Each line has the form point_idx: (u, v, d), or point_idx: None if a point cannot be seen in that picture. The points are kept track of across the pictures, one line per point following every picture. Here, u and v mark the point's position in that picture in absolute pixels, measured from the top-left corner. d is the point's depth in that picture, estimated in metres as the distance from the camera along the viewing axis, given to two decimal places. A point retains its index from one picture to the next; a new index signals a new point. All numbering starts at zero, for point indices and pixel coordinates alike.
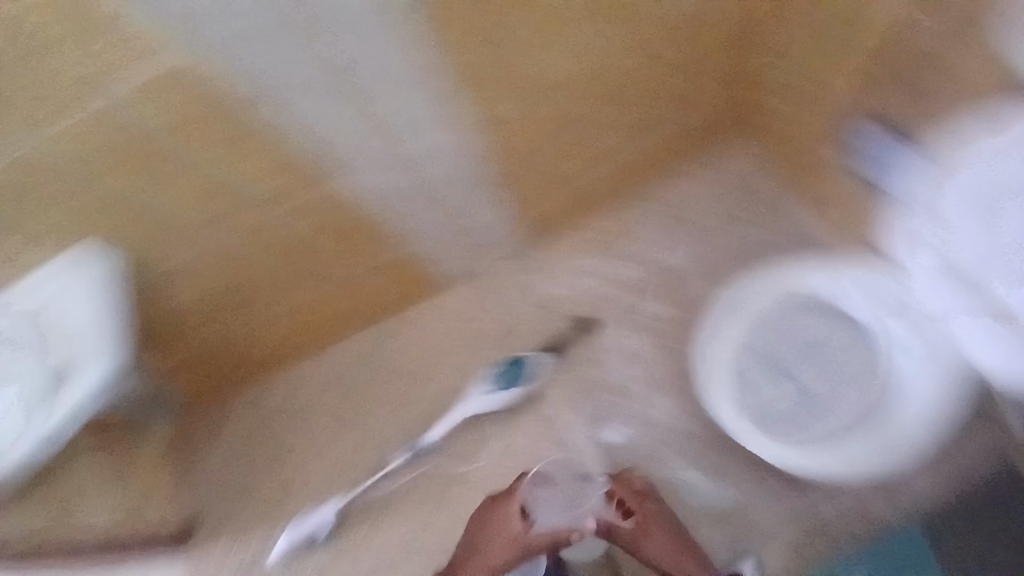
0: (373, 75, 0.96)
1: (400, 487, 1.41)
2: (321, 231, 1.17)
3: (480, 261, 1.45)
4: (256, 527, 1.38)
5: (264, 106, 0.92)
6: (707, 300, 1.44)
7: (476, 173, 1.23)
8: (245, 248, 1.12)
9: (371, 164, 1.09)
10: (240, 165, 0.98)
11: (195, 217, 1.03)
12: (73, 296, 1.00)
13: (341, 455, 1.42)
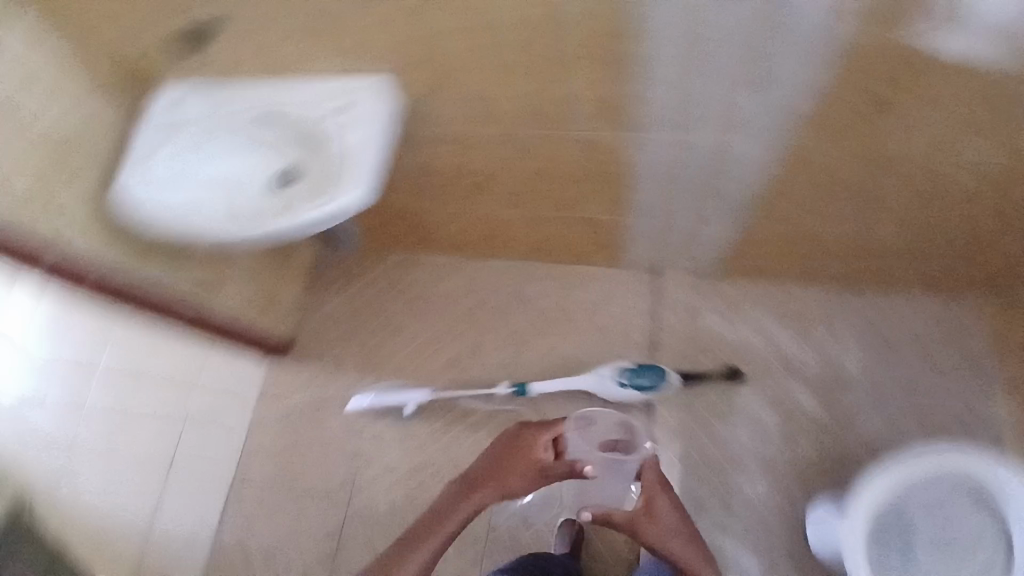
0: (703, 85, 0.87)
1: (480, 412, 1.39)
2: (564, 175, 1.13)
3: (668, 264, 1.39)
4: (345, 369, 1.47)
5: (578, 63, 0.87)
6: (861, 420, 1.30)
7: (732, 198, 1.13)
8: (493, 155, 1.10)
9: (637, 166, 1.06)
10: (524, 93, 0.94)
11: (462, 119, 1.01)
12: (355, 122, 0.93)
13: (445, 353, 1.45)
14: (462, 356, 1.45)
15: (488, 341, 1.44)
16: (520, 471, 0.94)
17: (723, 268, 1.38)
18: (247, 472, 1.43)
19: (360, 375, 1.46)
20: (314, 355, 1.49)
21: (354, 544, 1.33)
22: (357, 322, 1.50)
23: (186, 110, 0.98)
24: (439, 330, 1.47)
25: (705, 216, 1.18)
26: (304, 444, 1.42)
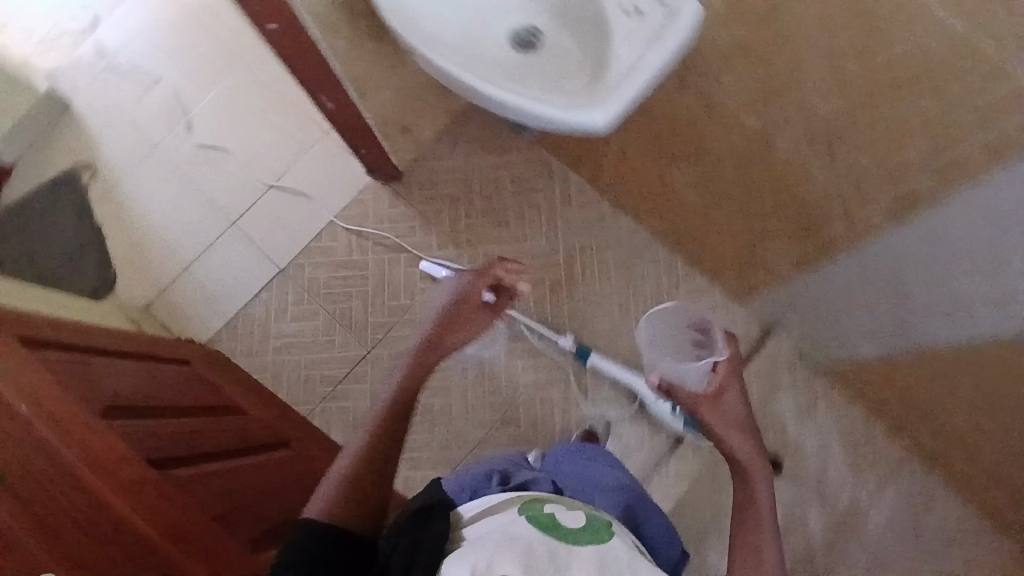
0: (967, 214, 0.74)
1: (528, 345, 1.33)
2: (771, 204, 0.99)
3: (794, 331, 1.29)
4: (433, 228, 1.39)
5: (869, 118, 0.73)
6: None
7: (905, 326, 1.00)
8: (720, 148, 0.95)
9: (844, 242, 0.95)
10: (792, 115, 0.80)
11: (712, 103, 0.87)
12: (630, 31, 0.74)
13: (531, 273, 1.37)
14: (542, 285, 1.36)
15: (577, 287, 1.36)
16: (480, 323, 0.88)
17: (834, 367, 1.27)
18: (301, 265, 1.40)
19: (445, 244, 1.39)
20: (414, 198, 1.41)
21: (357, 385, 1.33)
22: (471, 190, 1.40)
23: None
24: (540, 249, 1.38)
25: (867, 324, 1.09)
26: (364, 271, 1.39)
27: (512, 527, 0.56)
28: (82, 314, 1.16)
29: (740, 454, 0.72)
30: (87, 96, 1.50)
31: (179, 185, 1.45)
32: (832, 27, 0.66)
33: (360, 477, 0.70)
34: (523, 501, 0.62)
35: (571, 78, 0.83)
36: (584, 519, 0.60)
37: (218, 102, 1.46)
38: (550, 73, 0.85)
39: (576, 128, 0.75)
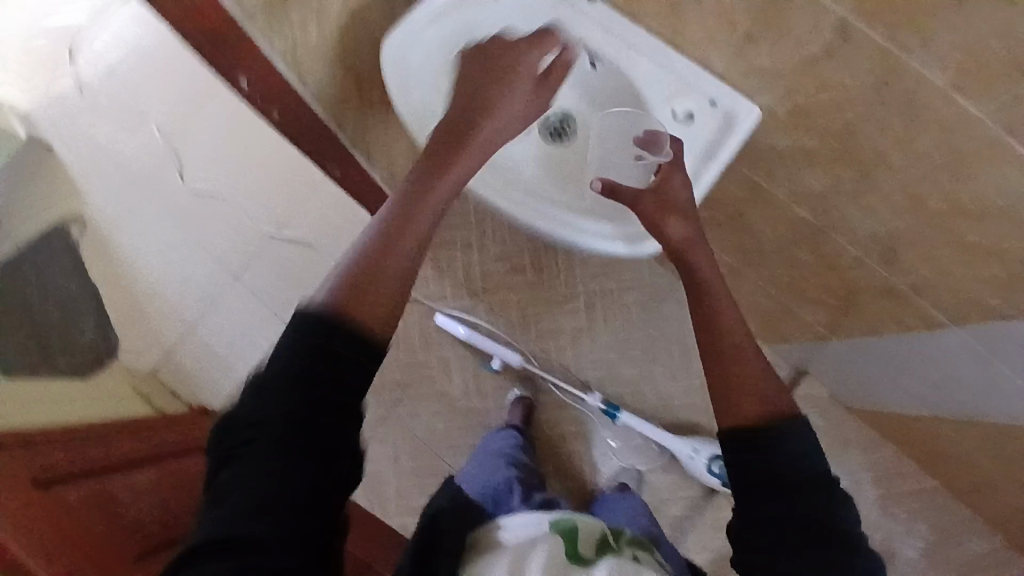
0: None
1: (551, 399, 1.28)
2: (813, 283, 0.92)
3: (826, 382, 1.24)
4: (445, 279, 1.32)
5: (934, 229, 0.66)
6: None
7: (950, 402, 0.94)
8: (763, 228, 0.88)
9: (890, 323, 0.88)
10: (848, 213, 0.72)
11: (758, 189, 0.80)
12: (681, 140, 0.71)
13: (551, 326, 1.31)
14: (562, 334, 1.30)
15: (599, 335, 1.30)
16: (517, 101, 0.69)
17: (868, 413, 1.22)
18: None
19: (459, 293, 1.32)
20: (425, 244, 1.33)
21: (383, 446, 1.30)
22: (483, 234, 1.31)
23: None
24: (559, 294, 1.31)
25: (903, 393, 1.04)
26: None
27: (534, 540, 0.74)
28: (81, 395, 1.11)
29: (679, 238, 0.70)
30: (64, 137, 1.35)
31: (173, 238, 1.34)
32: (911, 140, 0.59)
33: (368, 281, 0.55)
34: (552, 516, 0.79)
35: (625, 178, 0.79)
36: (599, 531, 0.76)
37: (208, 143, 1.33)
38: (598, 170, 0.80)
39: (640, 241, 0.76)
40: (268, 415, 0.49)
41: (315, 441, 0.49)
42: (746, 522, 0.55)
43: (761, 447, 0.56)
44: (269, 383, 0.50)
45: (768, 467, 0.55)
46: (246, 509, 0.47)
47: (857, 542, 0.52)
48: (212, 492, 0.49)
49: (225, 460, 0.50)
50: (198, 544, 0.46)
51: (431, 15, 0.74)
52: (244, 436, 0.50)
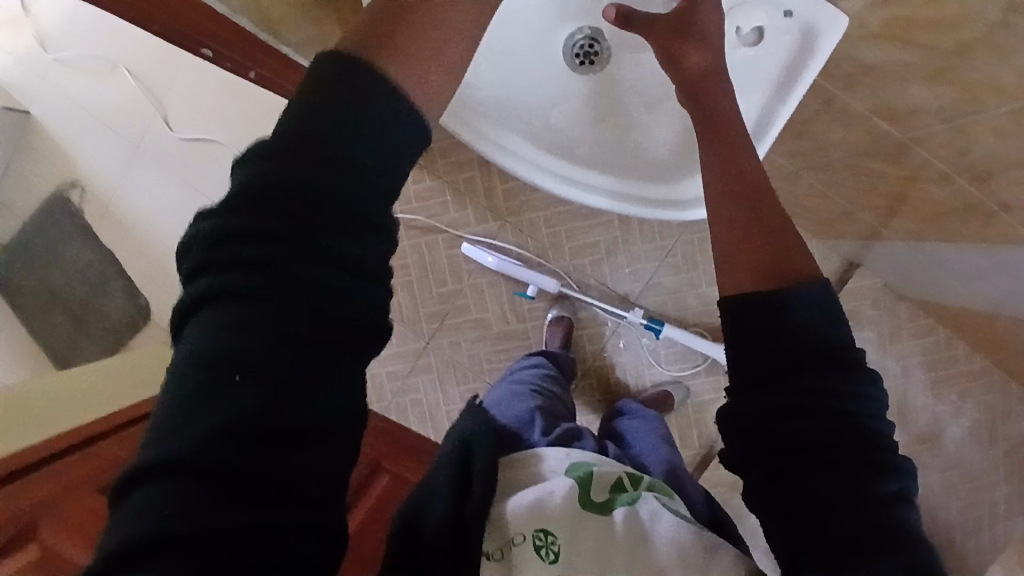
0: None
1: (591, 315, 1.24)
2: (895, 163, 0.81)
3: (886, 271, 1.16)
4: (468, 200, 1.24)
5: None
6: (929, 501, 1.22)
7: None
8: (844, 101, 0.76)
9: (979, 200, 0.76)
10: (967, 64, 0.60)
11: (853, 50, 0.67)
12: (753, 64, 0.70)
13: (583, 239, 1.23)
14: (595, 249, 1.22)
15: (635, 245, 1.22)
16: None
17: (920, 300, 1.16)
18: None
19: (482, 217, 1.24)
20: (439, 167, 1.24)
21: (423, 376, 1.29)
22: None
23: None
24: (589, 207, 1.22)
25: (972, 280, 0.95)
26: (404, 259, 1.27)
27: (552, 483, 0.64)
28: (128, 382, 1.08)
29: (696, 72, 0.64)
30: (46, 105, 1.28)
31: (178, 191, 1.25)
32: None
33: (345, 97, 0.40)
34: (569, 462, 0.68)
35: (663, 110, 0.73)
36: (615, 477, 0.67)
37: (194, 86, 1.22)
38: (628, 106, 0.73)
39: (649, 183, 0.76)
40: (238, 284, 0.38)
41: (302, 321, 0.38)
42: (742, 411, 0.49)
43: (760, 308, 0.50)
44: (231, 241, 0.38)
45: (772, 339, 0.48)
46: (227, 420, 0.36)
47: (883, 450, 0.47)
48: (173, 379, 0.38)
49: (184, 339, 0.39)
50: (165, 461, 0.35)
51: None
52: (205, 309, 0.38)
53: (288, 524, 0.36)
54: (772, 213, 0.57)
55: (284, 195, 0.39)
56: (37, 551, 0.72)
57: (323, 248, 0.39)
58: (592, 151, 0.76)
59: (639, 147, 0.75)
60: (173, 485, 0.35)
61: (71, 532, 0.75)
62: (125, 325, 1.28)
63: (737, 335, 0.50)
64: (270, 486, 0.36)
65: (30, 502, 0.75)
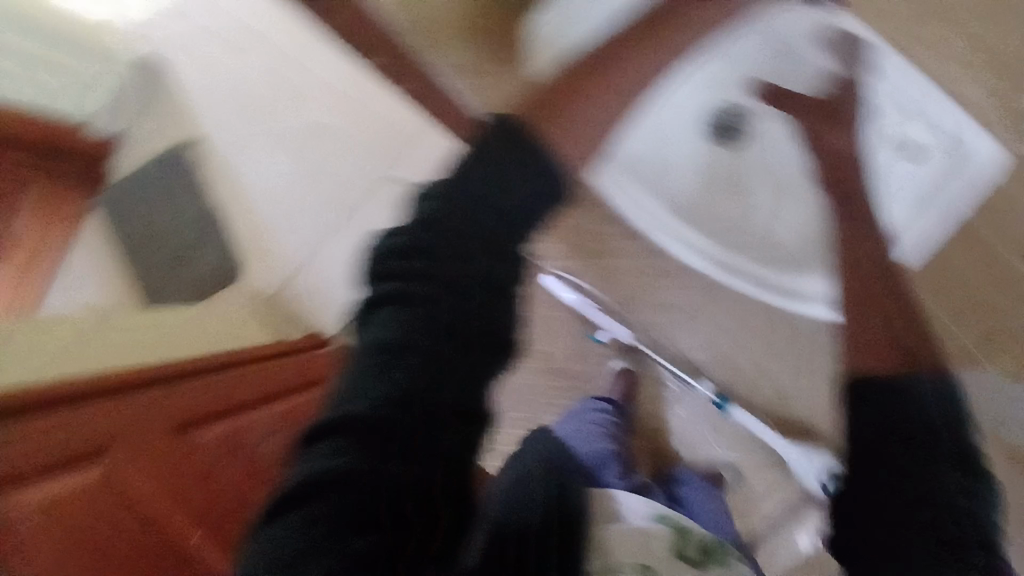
0: None
1: (657, 378, 1.21)
2: None
3: None
4: (559, 236, 1.22)
5: None
6: None
7: None
8: None
9: None
10: None
11: None
12: (906, 174, 0.92)
13: (665, 302, 1.18)
14: (672, 310, 1.18)
15: (715, 314, 1.16)
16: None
17: None
18: None
19: (567, 253, 1.23)
20: None
21: None
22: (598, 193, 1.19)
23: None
24: (676, 265, 1.17)
25: None
26: None
27: (644, 525, 0.60)
28: (206, 328, 1.14)
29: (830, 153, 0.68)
30: (190, 62, 1.38)
31: (285, 169, 1.33)
32: None
33: (520, 158, 0.45)
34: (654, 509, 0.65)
35: (793, 197, 0.84)
36: (705, 541, 0.62)
37: (331, 78, 1.30)
38: (757, 189, 0.86)
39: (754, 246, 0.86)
40: (408, 290, 0.44)
41: (452, 326, 0.44)
42: (865, 483, 0.51)
43: (889, 391, 0.51)
44: (410, 257, 0.45)
45: (907, 412, 0.50)
46: (373, 411, 0.42)
47: (988, 531, 0.49)
48: (354, 361, 0.45)
49: (366, 329, 0.45)
50: (336, 425, 0.42)
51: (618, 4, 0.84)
52: (378, 307, 0.45)
53: (417, 496, 0.42)
54: (900, 313, 0.55)
55: (457, 231, 0.44)
56: (108, 475, 0.76)
57: (466, 272, 0.44)
58: (721, 224, 0.87)
59: (764, 227, 0.86)
60: (347, 446, 0.42)
61: (144, 469, 0.81)
62: (211, 277, 1.34)
63: (869, 406, 0.51)
64: (396, 459, 0.42)
65: (112, 431, 0.80)
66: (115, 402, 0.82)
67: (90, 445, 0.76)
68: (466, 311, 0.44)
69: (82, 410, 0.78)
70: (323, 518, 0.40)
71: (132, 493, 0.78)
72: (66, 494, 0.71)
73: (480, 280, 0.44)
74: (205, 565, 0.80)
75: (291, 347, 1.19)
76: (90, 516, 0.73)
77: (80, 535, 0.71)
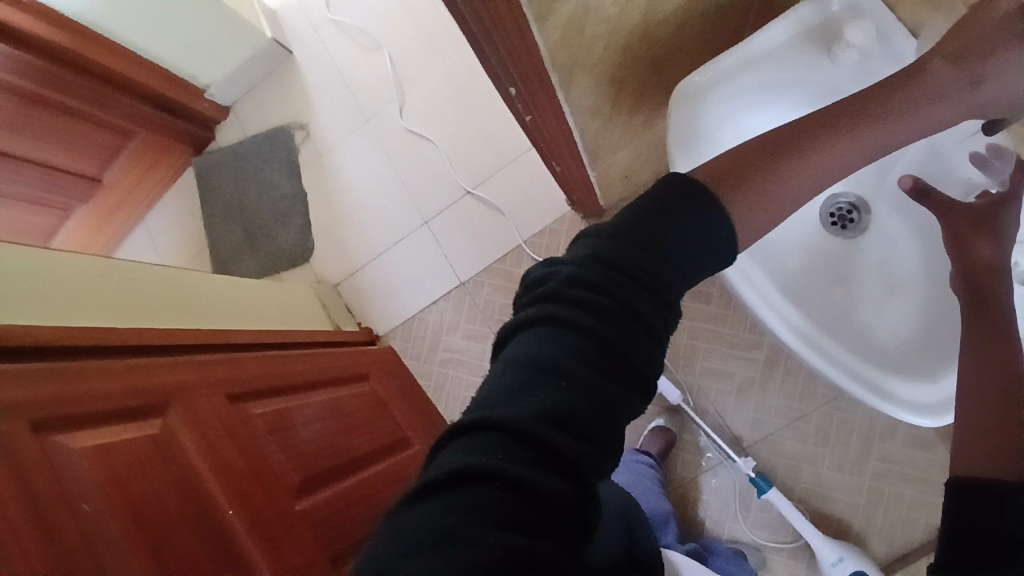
0: None
1: (695, 444, 1.19)
2: None
3: None
4: None
5: None
6: None
7: None
8: None
9: None
10: None
11: None
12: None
13: (717, 368, 1.18)
14: (728, 379, 1.17)
15: (771, 392, 1.15)
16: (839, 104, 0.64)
17: None
18: (482, 283, 1.30)
19: None
20: None
21: None
22: None
23: (881, 33, 0.68)
24: (740, 336, 1.17)
25: None
26: None
27: None
28: (265, 304, 1.17)
29: (977, 265, 0.61)
30: (309, 50, 1.44)
31: (382, 171, 1.37)
32: None
33: (698, 214, 0.44)
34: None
35: (902, 296, 0.73)
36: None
37: (443, 88, 1.35)
38: (863, 279, 0.75)
39: (856, 334, 0.72)
40: (580, 307, 0.39)
41: (619, 352, 0.39)
42: None
43: (983, 500, 0.45)
44: (574, 283, 0.41)
45: (995, 526, 0.43)
46: (529, 416, 0.35)
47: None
48: (494, 374, 0.39)
49: (516, 341, 0.40)
50: (484, 422, 0.35)
51: (744, 60, 0.72)
52: (528, 325, 0.40)
53: (555, 524, 0.33)
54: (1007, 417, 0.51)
55: (623, 258, 0.41)
56: (162, 430, 0.72)
57: (639, 305, 0.40)
58: (812, 301, 0.75)
59: (863, 322, 0.73)
60: (493, 445, 0.34)
61: (196, 431, 0.76)
62: (284, 257, 1.40)
63: (957, 513, 0.46)
64: (548, 470, 0.34)
65: (173, 385, 0.77)
66: (183, 362, 0.81)
67: (149, 400, 0.73)
68: (634, 342, 0.39)
69: (147, 362, 0.76)
70: (447, 535, 0.31)
71: (182, 453, 0.72)
72: (121, 442, 0.66)
73: (646, 319, 0.40)
74: (240, 543, 0.71)
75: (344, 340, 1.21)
76: (141, 467, 0.67)
77: (128, 484, 0.64)
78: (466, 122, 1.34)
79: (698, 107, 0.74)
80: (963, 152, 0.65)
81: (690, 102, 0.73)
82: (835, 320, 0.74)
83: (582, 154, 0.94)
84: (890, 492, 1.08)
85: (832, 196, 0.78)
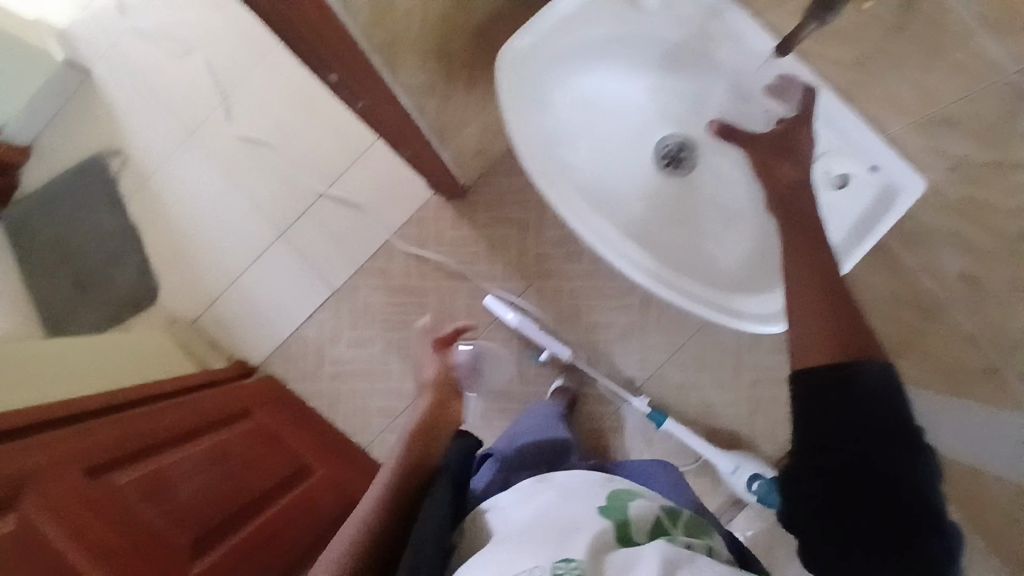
0: None
1: (595, 391, 1.23)
2: (937, 312, 0.81)
3: None
4: (499, 256, 1.23)
5: None
6: None
7: None
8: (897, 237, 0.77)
9: (1009, 367, 0.74)
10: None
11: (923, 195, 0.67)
12: (835, 209, 0.66)
13: (602, 322, 1.22)
14: (612, 329, 1.22)
15: (652, 332, 1.22)
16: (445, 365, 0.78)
17: None
18: (357, 285, 1.25)
19: (510, 273, 1.23)
20: (478, 216, 1.24)
21: None
22: (542, 215, 1.22)
23: None
24: (615, 287, 1.22)
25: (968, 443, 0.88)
26: (424, 298, 1.24)
27: (569, 517, 0.47)
28: (116, 357, 1.04)
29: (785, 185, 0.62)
30: (109, 67, 1.29)
31: (220, 187, 1.26)
32: None
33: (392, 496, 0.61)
34: (608, 491, 0.50)
35: (732, 224, 0.77)
36: (655, 514, 0.48)
37: (270, 89, 1.26)
38: (702, 212, 0.78)
39: (694, 257, 0.77)
40: None
41: None
42: (809, 474, 0.47)
43: (831, 380, 0.47)
44: None
45: (843, 407, 0.46)
46: None
47: (939, 510, 0.44)
48: None
49: None
50: None
51: (562, 20, 0.70)
52: None
53: None
54: (842, 302, 0.52)
55: None
56: (18, 521, 0.60)
57: None
58: (655, 238, 0.78)
59: (706, 251, 0.78)
60: None
61: (58, 515, 0.65)
62: (126, 302, 1.25)
63: (803, 403, 0.48)
64: None
65: (22, 467, 0.66)
66: (26, 442, 0.69)
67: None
68: None
69: None
70: None
71: (46, 544, 0.62)
72: None
73: None
74: None
75: (213, 381, 1.10)
76: None
77: None
78: (305, 122, 1.26)
79: (531, 72, 0.72)
80: (762, 84, 0.68)
81: (515, 73, 0.70)
82: (671, 252, 0.77)
83: (429, 134, 0.92)
84: (766, 398, 1.19)
85: (663, 139, 0.79)
